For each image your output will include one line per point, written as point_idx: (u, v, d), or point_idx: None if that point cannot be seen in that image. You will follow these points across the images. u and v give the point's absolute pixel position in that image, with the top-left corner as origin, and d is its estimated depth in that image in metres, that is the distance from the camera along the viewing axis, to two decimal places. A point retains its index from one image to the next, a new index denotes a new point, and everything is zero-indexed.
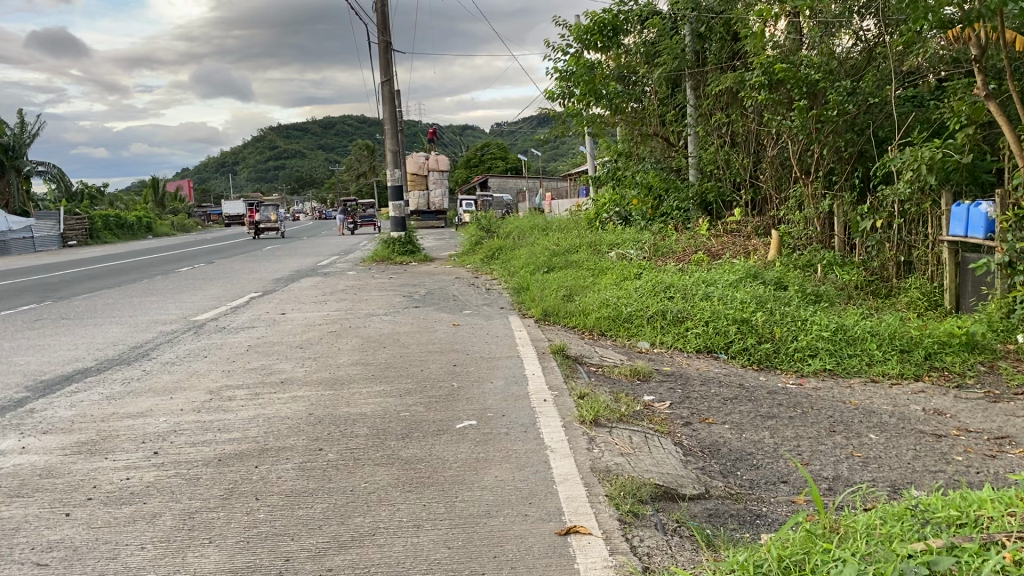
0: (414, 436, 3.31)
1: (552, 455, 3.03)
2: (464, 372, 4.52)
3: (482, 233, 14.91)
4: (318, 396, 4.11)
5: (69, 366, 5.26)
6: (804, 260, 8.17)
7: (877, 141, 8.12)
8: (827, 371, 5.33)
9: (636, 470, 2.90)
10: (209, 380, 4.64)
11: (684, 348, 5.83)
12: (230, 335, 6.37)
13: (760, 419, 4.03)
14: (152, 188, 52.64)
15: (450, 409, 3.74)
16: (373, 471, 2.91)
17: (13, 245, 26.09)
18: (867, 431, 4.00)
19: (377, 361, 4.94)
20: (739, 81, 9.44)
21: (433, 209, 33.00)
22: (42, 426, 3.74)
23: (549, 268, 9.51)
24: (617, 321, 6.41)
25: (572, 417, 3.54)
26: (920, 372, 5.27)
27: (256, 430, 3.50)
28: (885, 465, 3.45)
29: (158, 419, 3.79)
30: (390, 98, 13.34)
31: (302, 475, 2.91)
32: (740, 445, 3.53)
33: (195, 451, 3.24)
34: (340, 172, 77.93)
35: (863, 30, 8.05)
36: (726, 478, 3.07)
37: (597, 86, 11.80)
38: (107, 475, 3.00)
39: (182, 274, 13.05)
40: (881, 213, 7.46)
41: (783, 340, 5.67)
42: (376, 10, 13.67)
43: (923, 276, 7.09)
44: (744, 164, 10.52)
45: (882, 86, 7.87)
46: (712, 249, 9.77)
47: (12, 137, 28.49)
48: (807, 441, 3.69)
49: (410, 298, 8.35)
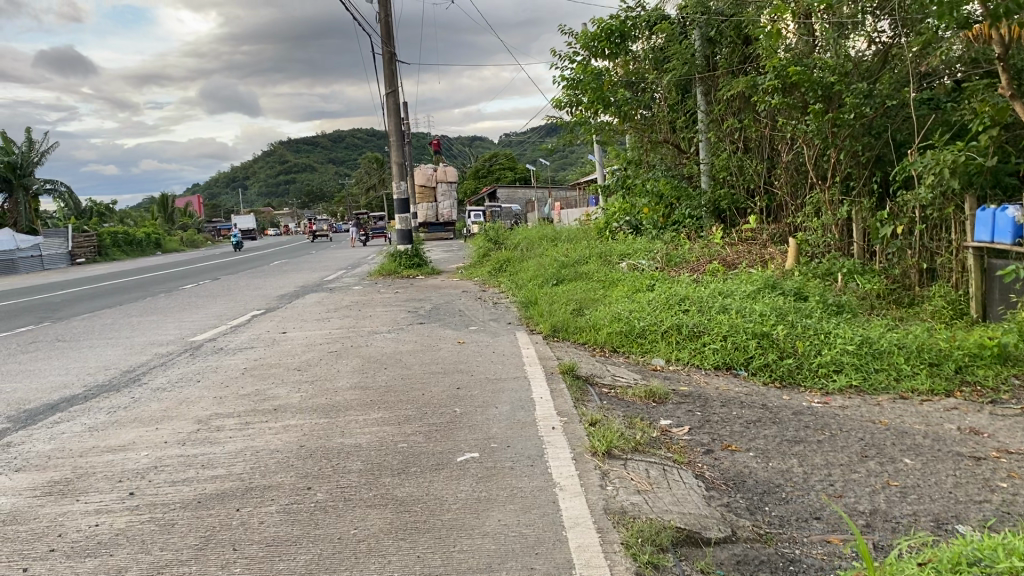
0: (410, 472, 3.04)
1: (561, 494, 2.76)
2: (467, 397, 4.25)
3: (490, 245, 14.62)
4: (312, 425, 3.84)
5: (57, 393, 5.03)
6: (823, 269, 7.87)
7: (896, 144, 7.79)
8: (853, 388, 5.03)
9: (655, 511, 2.61)
10: (199, 408, 4.38)
11: (702, 364, 5.53)
12: (227, 357, 6.12)
13: (786, 444, 3.74)
14: (161, 205, 52.58)
15: (450, 439, 3.47)
16: (363, 514, 2.64)
17: (20, 264, 26.12)
18: (901, 455, 3.70)
19: (376, 384, 4.67)
20: (751, 85, 9.13)
21: (441, 220, 32.88)
22: (15, 463, 3.49)
23: (559, 280, 9.25)
24: (630, 336, 6.13)
25: (583, 448, 3.27)
26: (951, 387, 4.96)
27: (242, 466, 3.24)
28: (926, 495, 3.15)
29: (140, 453, 3.53)
30: (395, 109, 13.11)
31: (286, 519, 2.64)
32: (768, 476, 3.25)
33: (173, 492, 2.98)
34: (350, 187, 78.22)
35: (878, 32, 7.78)
36: (753, 515, 2.79)
37: (605, 93, 11.46)
38: (75, 521, 2.74)
39: (185, 291, 12.81)
40: (901, 219, 7.20)
41: (806, 355, 5.38)
42: (380, 21, 13.47)
43: (947, 283, 6.82)
44: (758, 170, 10.21)
45: (898, 89, 7.57)
46: (727, 259, 9.47)
47: (20, 155, 28.23)
48: (838, 469, 3.40)
49: (415, 314, 8.09)
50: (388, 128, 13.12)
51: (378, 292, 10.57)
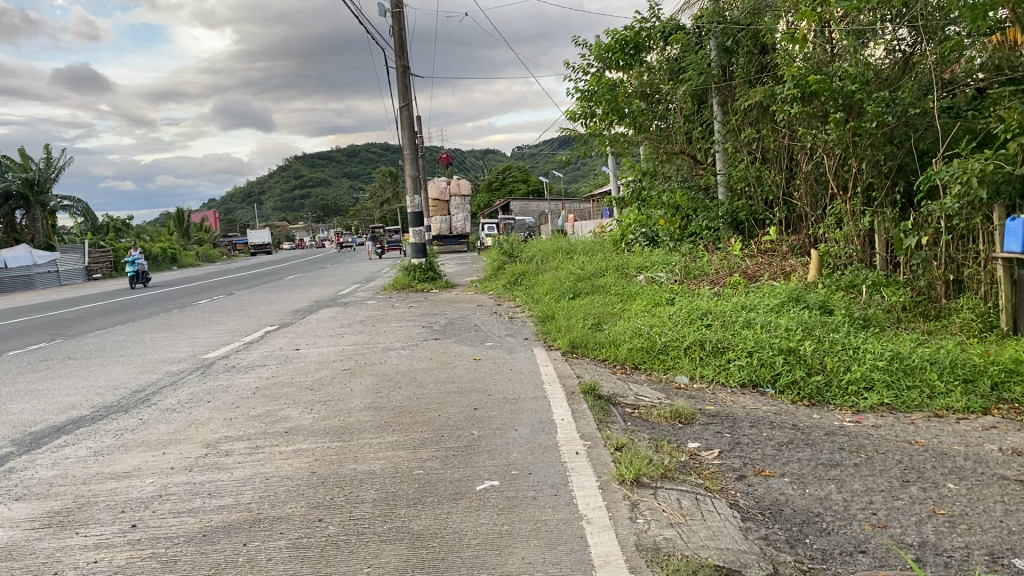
0: (427, 503, 2.87)
1: (589, 528, 2.59)
2: (486, 418, 4.07)
3: (505, 258, 14.43)
4: (323, 449, 3.68)
5: (63, 414, 4.89)
6: (847, 281, 7.66)
7: (919, 153, 7.50)
8: (885, 406, 4.81)
9: (691, 547, 2.44)
10: (208, 430, 4.23)
11: (728, 382, 5.32)
12: (238, 376, 5.98)
13: (822, 468, 3.55)
14: (177, 219, 52.72)
15: (469, 464, 3.30)
16: (378, 550, 2.48)
17: (37, 279, 26.36)
18: (944, 479, 3.49)
19: (391, 405, 4.50)
20: (768, 94, 8.98)
21: (455, 233, 32.75)
22: (16, 492, 3.34)
23: (575, 294, 9.10)
24: (652, 353, 5.95)
25: (610, 476, 3.10)
26: (987, 404, 4.72)
27: (250, 495, 3.08)
28: (977, 525, 2.92)
29: (144, 481, 3.37)
30: (408, 123, 13.01)
31: (295, 556, 2.48)
32: (806, 504, 3.06)
33: (178, 524, 2.82)
34: (363, 201, 78.52)
35: (897, 40, 7.58)
36: (793, 549, 2.60)
37: (620, 104, 11.29)
38: (73, 557, 2.58)
39: (199, 306, 12.70)
40: (926, 229, 7.01)
41: (836, 372, 5.17)
42: (393, 35, 13.41)
43: (976, 295, 6.60)
44: (777, 181, 9.99)
45: (921, 97, 7.31)
46: (748, 271, 9.24)
47: (38, 171, 28.43)
48: (880, 496, 3.20)
49: (429, 330, 7.92)
50: (401, 141, 12.98)
51: (392, 306, 10.42)
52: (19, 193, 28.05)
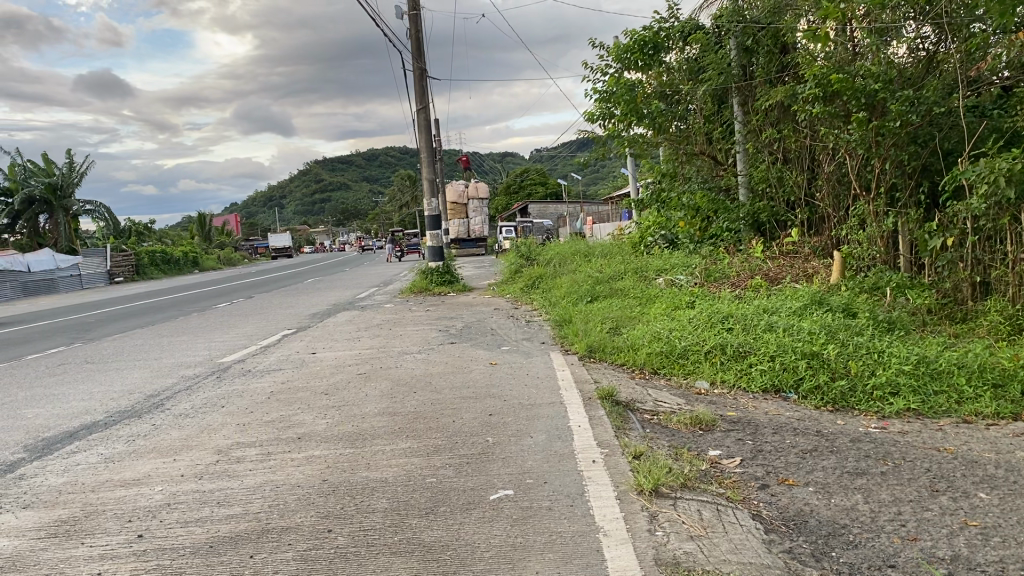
0: (439, 513, 2.79)
1: (606, 540, 2.50)
2: (501, 425, 3.99)
3: (523, 261, 14.36)
4: (335, 456, 3.61)
5: (77, 420, 4.86)
6: (870, 283, 7.51)
7: (944, 153, 7.33)
8: (911, 411, 4.67)
9: (711, 561, 2.35)
10: (221, 436, 4.17)
11: (749, 387, 5.22)
12: (253, 380, 5.92)
13: (847, 477, 3.44)
14: (198, 222, 52.95)
15: (483, 473, 3.22)
16: (387, 563, 2.40)
17: (60, 283, 26.71)
18: (975, 489, 3.36)
19: (405, 411, 4.43)
20: (789, 94, 8.83)
21: (474, 236, 32.71)
22: (24, 499, 3.29)
23: (593, 297, 9.00)
24: (671, 357, 5.84)
25: (627, 486, 3.01)
26: (1018, 410, 4.56)
27: (259, 504, 3.02)
28: (1012, 537, 2.79)
29: (154, 489, 3.32)
30: (426, 126, 12.96)
31: (302, 569, 2.41)
32: (832, 515, 2.95)
33: (185, 535, 2.76)
34: (382, 204, 78.75)
35: (921, 39, 7.42)
36: (818, 562, 2.50)
37: (639, 105, 11.18)
38: (77, 568, 2.52)
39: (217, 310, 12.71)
40: (952, 231, 6.84)
41: (860, 376, 5.04)
42: (410, 37, 13.38)
43: (1003, 296, 6.42)
44: (798, 182, 9.85)
45: (945, 96, 7.15)
46: (770, 274, 9.10)
47: (62, 176, 28.77)
48: (909, 506, 3.09)
49: (446, 333, 7.86)
50: (419, 144, 12.94)
51: (409, 310, 10.37)
52: (43, 198, 28.36)
